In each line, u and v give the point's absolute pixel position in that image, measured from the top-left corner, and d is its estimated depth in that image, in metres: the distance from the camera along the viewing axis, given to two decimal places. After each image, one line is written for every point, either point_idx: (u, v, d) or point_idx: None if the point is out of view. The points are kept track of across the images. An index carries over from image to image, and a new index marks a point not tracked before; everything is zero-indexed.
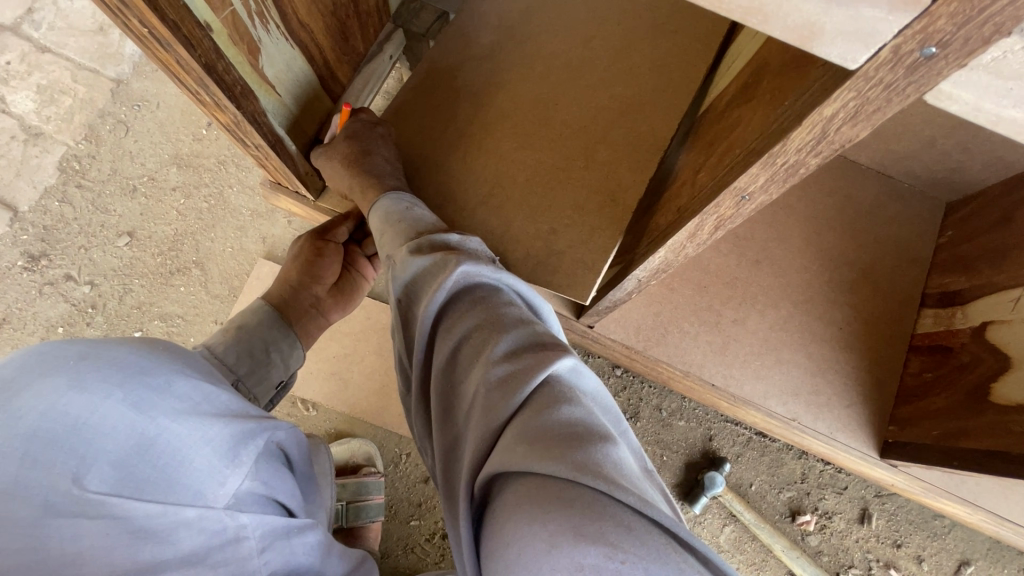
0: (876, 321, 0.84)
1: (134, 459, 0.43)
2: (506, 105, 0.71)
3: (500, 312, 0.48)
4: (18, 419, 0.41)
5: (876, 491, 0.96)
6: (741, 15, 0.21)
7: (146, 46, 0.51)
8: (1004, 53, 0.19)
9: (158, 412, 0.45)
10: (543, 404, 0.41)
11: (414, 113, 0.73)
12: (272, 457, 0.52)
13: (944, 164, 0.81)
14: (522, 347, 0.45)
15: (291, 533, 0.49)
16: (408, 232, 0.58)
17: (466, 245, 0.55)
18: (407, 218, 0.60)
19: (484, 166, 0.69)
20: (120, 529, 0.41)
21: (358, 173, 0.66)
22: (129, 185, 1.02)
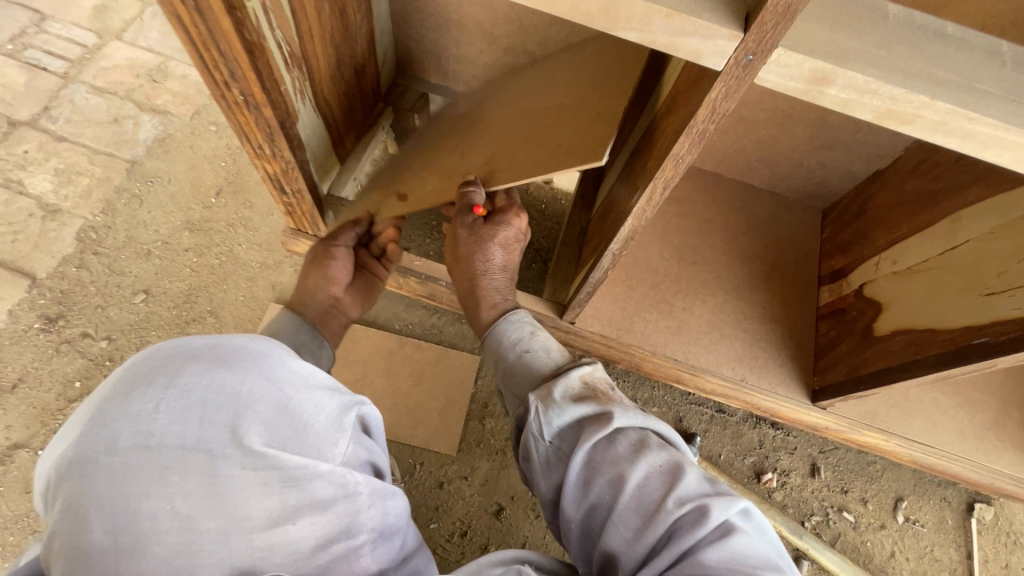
0: (789, 300, 1.07)
1: (279, 420, 0.49)
2: (482, 128, 0.83)
3: (628, 440, 0.57)
4: (188, 393, 0.47)
5: (820, 448, 1.15)
6: (663, 48, 0.41)
7: (232, 111, 0.68)
8: (779, 55, 0.39)
9: (287, 383, 0.52)
10: (679, 526, 0.50)
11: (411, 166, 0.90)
12: (368, 429, 0.57)
13: (812, 178, 1.10)
14: (654, 480, 0.53)
15: (387, 493, 0.55)
16: (531, 364, 0.71)
17: (585, 381, 0.64)
18: (516, 335, 0.75)
19: (477, 157, 0.76)
20: (274, 477, 0.47)
21: (497, 264, 0.81)
22: (143, 249, 1.12)
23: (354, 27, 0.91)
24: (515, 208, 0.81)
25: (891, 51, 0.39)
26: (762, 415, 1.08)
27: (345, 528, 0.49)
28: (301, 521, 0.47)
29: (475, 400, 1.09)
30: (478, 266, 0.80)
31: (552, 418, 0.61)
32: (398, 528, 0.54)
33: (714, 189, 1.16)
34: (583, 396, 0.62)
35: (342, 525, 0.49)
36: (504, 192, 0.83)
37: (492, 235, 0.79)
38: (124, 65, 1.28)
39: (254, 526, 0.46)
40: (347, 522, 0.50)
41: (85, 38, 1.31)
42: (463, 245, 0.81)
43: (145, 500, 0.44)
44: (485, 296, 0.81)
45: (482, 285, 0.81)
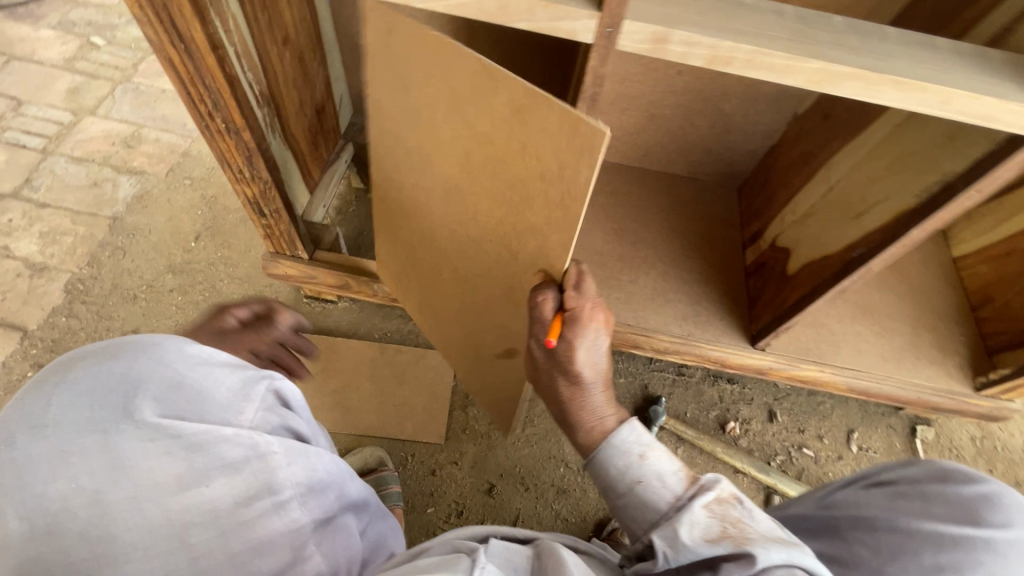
0: (721, 263, 1.22)
1: (174, 396, 0.50)
2: (436, 239, 0.84)
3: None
4: (77, 386, 0.48)
5: (774, 395, 1.26)
6: (549, 31, 0.56)
7: (215, 140, 0.81)
8: (629, 25, 0.54)
9: (180, 364, 0.52)
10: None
11: (457, 304, 0.91)
12: (277, 401, 0.57)
13: (722, 161, 1.28)
14: None
15: (311, 453, 0.56)
16: (649, 496, 0.60)
17: (718, 507, 0.55)
18: (620, 462, 0.64)
19: (490, 268, 0.78)
20: (177, 444, 0.47)
21: (589, 378, 0.69)
22: (129, 294, 1.20)
23: (312, 73, 1.06)
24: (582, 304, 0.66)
25: (705, 15, 0.55)
26: (716, 369, 1.20)
27: (265, 486, 0.50)
28: (214, 482, 0.48)
29: (456, 391, 1.17)
30: (568, 386, 0.71)
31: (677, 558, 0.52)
32: (322, 484, 0.56)
33: (643, 180, 1.32)
34: (720, 532, 0.52)
35: (261, 482, 0.50)
36: (569, 284, 0.67)
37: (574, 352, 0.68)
38: (100, 136, 1.40)
39: (167, 491, 0.46)
40: (268, 479, 0.51)
41: (61, 117, 1.43)
42: (544, 372, 0.72)
43: (46, 484, 0.43)
44: (585, 420, 0.70)
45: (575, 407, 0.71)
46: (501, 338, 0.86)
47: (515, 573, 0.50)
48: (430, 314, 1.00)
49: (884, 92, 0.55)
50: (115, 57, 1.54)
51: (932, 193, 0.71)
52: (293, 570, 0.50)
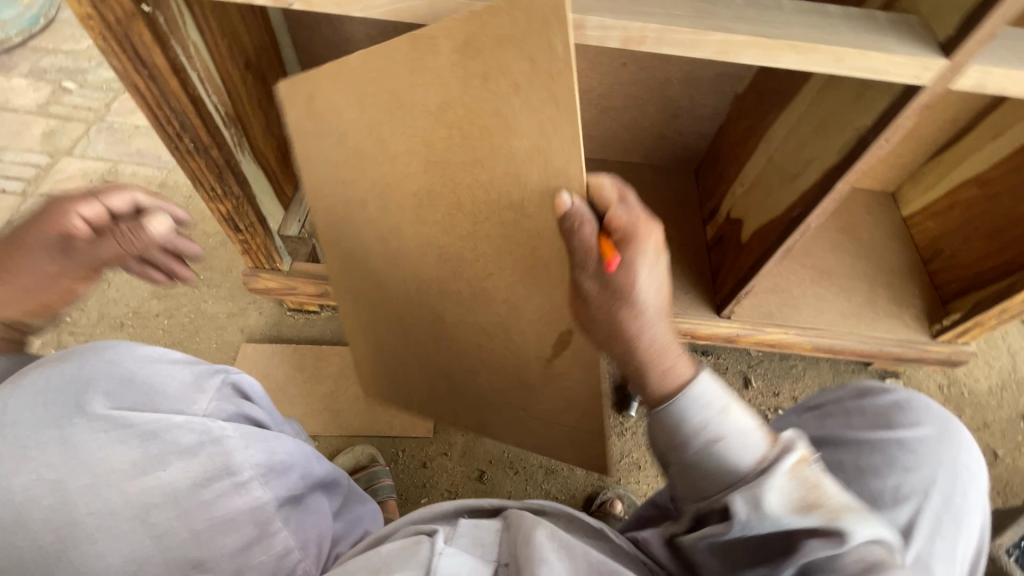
0: (684, 241, 1.28)
1: (127, 392, 0.56)
2: (430, 254, 0.76)
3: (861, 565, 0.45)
4: (38, 388, 0.55)
5: (747, 363, 1.32)
6: None
7: (185, 160, 0.86)
8: None
9: (133, 364, 0.59)
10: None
11: (487, 315, 0.79)
12: (232, 392, 0.63)
13: (677, 145, 1.34)
14: None
15: (267, 437, 0.62)
16: (727, 456, 0.52)
17: (803, 470, 0.50)
18: (698, 417, 0.55)
19: (505, 242, 0.69)
20: (131, 433, 0.54)
21: (647, 307, 0.61)
22: (116, 322, 1.24)
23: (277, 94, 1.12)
24: (634, 218, 0.62)
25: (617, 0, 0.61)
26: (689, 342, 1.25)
27: (221, 468, 0.56)
28: (171, 465, 0.54)
29: None
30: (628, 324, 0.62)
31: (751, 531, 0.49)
32: (284, 464, 0.62)
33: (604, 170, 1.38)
34: (803, 496, 0.49)
35: (216, 464, 0.56)
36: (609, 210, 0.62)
37: (614, 275, 0.61)
38: (78, 175, 1.44)
39: (124, 475, 0.53)
40: (224, 461, 0.57)
41: (38, 160, 1.47)
42: (598, 311, 0.64)
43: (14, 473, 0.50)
44: (664, 367, 0.60)
45: (649, 351, 0.61)
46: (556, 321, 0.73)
47: (482, 548, 0.53)
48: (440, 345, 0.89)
49: (784, 56, 0.61)
50: (88, 99, 1.59)
51: (850, 147, 0.77)
52: (257, 543, 0.57)
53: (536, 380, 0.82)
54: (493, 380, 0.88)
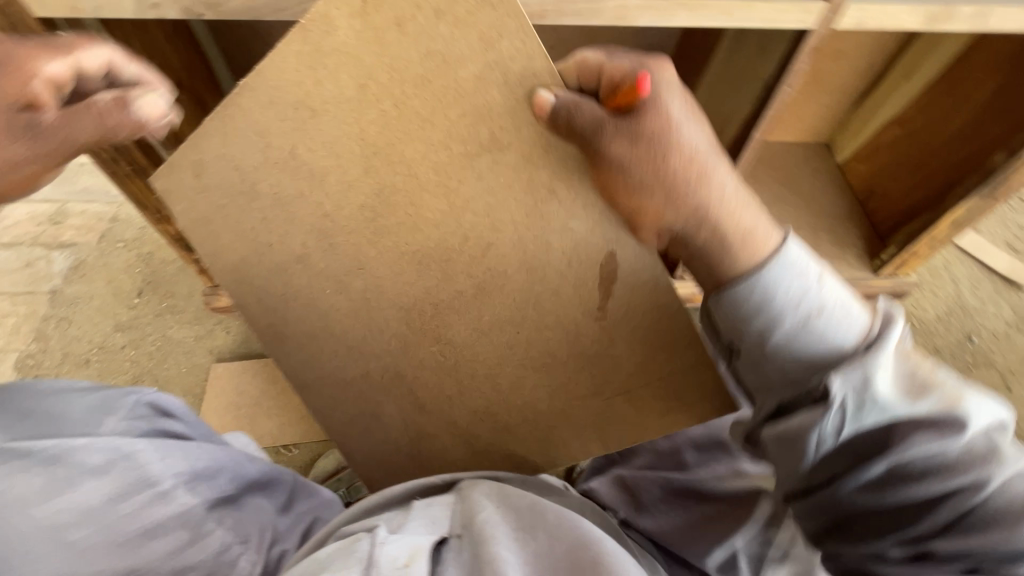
0: None
1: (24, 424, 0.60)
2: (411, 243, 0.66)
3: (974, 447, 0.49)
4: None
5: None
6: None
7: (125, 184, 0.88)
8: None
9: (25, 400, 0.63)
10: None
11: (505, 291, 0.68)
12: (139, 411, 0.69)
13: None
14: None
15: (182, 447, 0.68)
16: (830, 329, 0.55)
17: (911, 353, 0.54)
18: (798, 286, 0.56)
19: (510, 176, 0.60)
20: (32, 459, 0.58)
21: (691, 151, 0.56)
22: (81, 358, 1.24)
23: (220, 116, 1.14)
24: (640, 61, 0.55)
25: None
26: None
27: (139, 481, 0.62)
28: (83, 483, 0.58)
29: None
30: (680, 182, 0.57)
31: (865, 415, 0.51)
32: (210, 469, 0.68)
33: None
34: (913, 380, 0.52)
35: (132, 477, 0.61)
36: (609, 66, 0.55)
37: (645, 125, 0.55)
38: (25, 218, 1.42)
39: (24, 502, 0.55)
40: (139, 474, 0.62)
41: None
42: (641, 174, 0.56)
43: None
44: (740, 219, 0.58)
45: (711, 205, 0.57)
46: (595, 241, 0.63)
47: (434, 523, 0.56)
48: (451, 363, 0.76)
49: (679, 14, 0.65)
50: None
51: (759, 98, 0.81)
52: (189, 544, 0.62)
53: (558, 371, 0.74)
54: (535, 374, 0.74)
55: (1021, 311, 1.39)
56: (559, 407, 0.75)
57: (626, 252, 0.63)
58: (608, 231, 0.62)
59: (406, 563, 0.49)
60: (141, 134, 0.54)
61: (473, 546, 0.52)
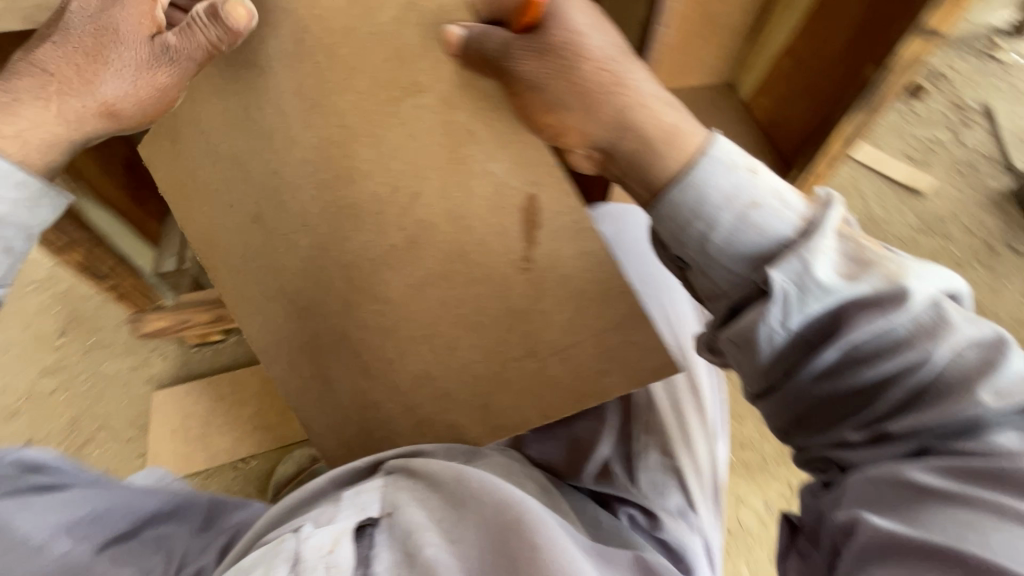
0: None
1: None
2: (345, 195, 0.72)
3: (923, 321, 0.51)
4: None
5: None
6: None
7: None
8: None
9: None
10: (978, 411, 0.49)
11: (436, 245, 0.73)
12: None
13: None
14: (970, 371, 0.50)
15: (59, 497, 0.64)
16: (768, 223, 0.56)
17: (849, 237, 0.56)
18: (731, 181, 0.57)
19: (430, 117, 0.66)
20: None
21: (598, 54, 0.58)
22: (9, 411, 1.18)
23: None
24: None
25: None
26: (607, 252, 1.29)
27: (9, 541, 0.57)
28: None
29: None
30: (601, 87, 0.58)
31: (809, 303, 0.53)
32: (95, 512, 0.64)
33: None
34: (856, 263, 0.54)
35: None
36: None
37: (545, 37, 0.58)
38: None
39: None
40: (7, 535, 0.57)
41: None
42: (562, 85, 0.58)
43: None
44: (662, 114, 0.59)
45: (626, 108, 0.59)
46: (514, 185, 0.67)
47: (364, 507, 0.58)
48: (394, 326, 0.79)
49: None
50: None
51: (640, 42, 0.84)
52: None
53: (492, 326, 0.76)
54: (470, 336, 0.77)
55: (922, 214, 1.50)
56: (495, 361, 0.77)
57: (545, 193, 0.66)
58: (524, 172, 0.66)
59: (330, 549, 0.52)
60: (233, 44, 0.62)
61: (399, 523, 0.56)
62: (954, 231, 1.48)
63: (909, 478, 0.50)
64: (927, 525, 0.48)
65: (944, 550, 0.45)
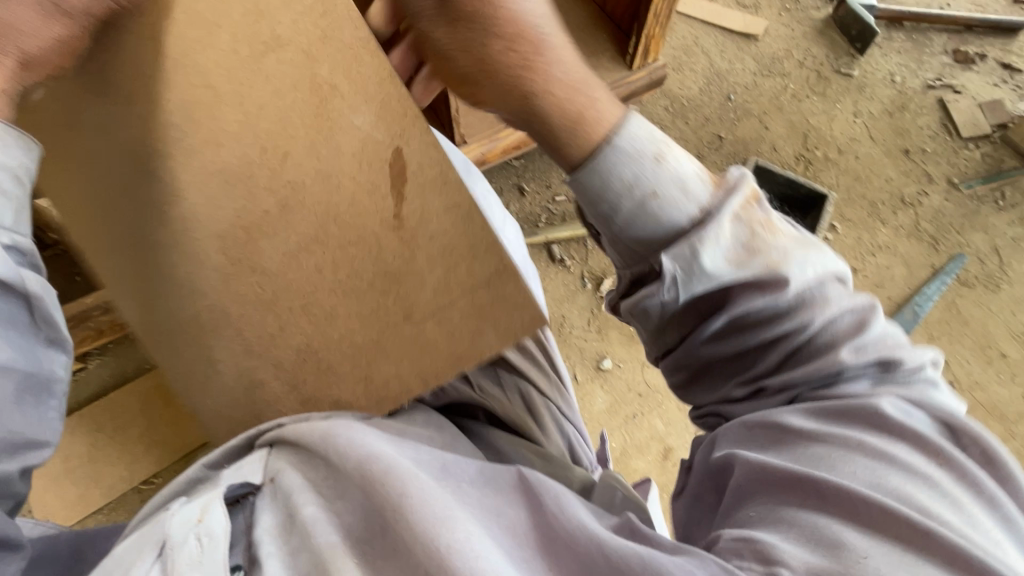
0: None
1: None
2: (217, 162, 0.50)
3: (805, 292, 0.53)
4: None
5: (516, 173, 1.40)
6: None
7: None
8: None
9: None
10: (839, 366, 0.52)
11: (309, 207, 0.51)
12: None
13: None
14: (837, 334, 0.53)
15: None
16: (674, 203, 0.55)
17: (750, 214, 0.56)
18: (631, 169, 0.55)
19: (294, 75, 0.50)
20: None
21: (532, 28, 0.56)
22: None
23: None
24: None
25: None
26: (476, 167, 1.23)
27: None
28: None
29: None
30: (519, 65, 0.56)
31: (694, 287, 0.54)
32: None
33: None
34: (747, 248, 0.54)
35: None
36: None
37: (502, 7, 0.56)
38: None
39: None
40: None
41: None
42: (479, 63, 0.57)
43: None
44: (575, 96, 0.57)
45: (546, 81, 0.56)
46: (378, 137, 0.51)
47: (241, 467, 0.55)
48: (276, 298, 0.53)
49: None
50: None
51: None
52: None
53: (393, 304, 0.52)
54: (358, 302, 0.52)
55: (760, 58, 1.56)
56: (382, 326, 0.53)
57: (411, 143, 0.51)
58: (391, 119, 0.51)
59: (199, 519, 0.48)
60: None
61: (281, 487, 0.53)
62: (789, 67, 1.56)
63: (779, 423, 0.51)
64: (790, 457, 0.48)
65: (808, 482, 0.45)
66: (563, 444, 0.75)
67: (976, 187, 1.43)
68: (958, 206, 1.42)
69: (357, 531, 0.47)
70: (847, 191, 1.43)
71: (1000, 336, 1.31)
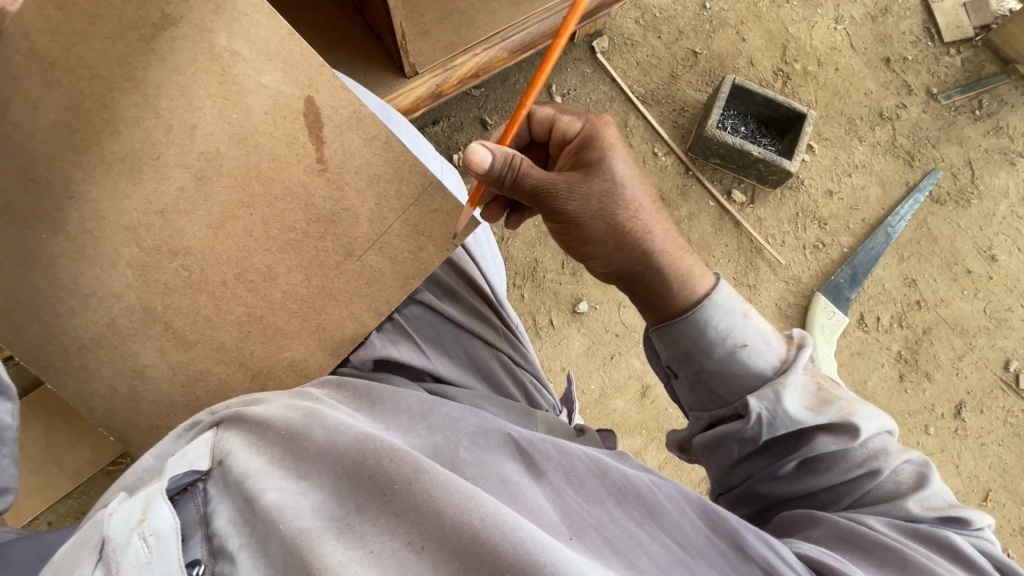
0: (338, 16, 1.07)
1: None
2: (117, 151, 0.49)
3: (870, 448, 0.57)
4: None
5: (477, 105, 1.29)
6: None
7: None
8: None
9: None
10: (902, 514, 0.55)
11: (230, 172, 0.53)
12: None
13: None
14: (897, 490, 0.56)
15: None
16: (752, 360, 0.61)
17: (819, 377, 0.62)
18: (725, 321, 0.62)
19: (193, 51, 0.49)
20: None
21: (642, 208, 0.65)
22: None
23: None
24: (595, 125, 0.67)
25: None
26: (430, 103, 1.12)
27: None
28: None
29: None
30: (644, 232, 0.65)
31: (778, 428, 0.58)
32: None
33: None
34: (817, 397, 0.60)
35: None
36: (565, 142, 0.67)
37: (610, 182, 0.64)
38: None
39: None
40: None
41: None
42: (607, 232, 0.65)
43: None
44: (684, 266, 0.65)
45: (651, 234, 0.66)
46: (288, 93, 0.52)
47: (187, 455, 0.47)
48: (205, 277, 0.54)
49: None
50: None
51: None
52: None
53: (332, 254, 0.57)
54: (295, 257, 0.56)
55: None
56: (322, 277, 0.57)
57: (322, 91, 0.53)
58: (297, 72, 0.52)
59: (140, 517, 0.40)
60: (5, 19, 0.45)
61: (233, 470, 0.45)
62: None
63: (864, 524, 0.53)
64: (857, 550, 0.51)
65: (892, 551, 0.50)
66: (522, 398, 0.70)
67: (955, 97, 1.38)
68: (936, 119, 1.37)
69: (333, 506, 0.42)
70: (826, 108, 1.36)
71: (967, 253, 1.33)
